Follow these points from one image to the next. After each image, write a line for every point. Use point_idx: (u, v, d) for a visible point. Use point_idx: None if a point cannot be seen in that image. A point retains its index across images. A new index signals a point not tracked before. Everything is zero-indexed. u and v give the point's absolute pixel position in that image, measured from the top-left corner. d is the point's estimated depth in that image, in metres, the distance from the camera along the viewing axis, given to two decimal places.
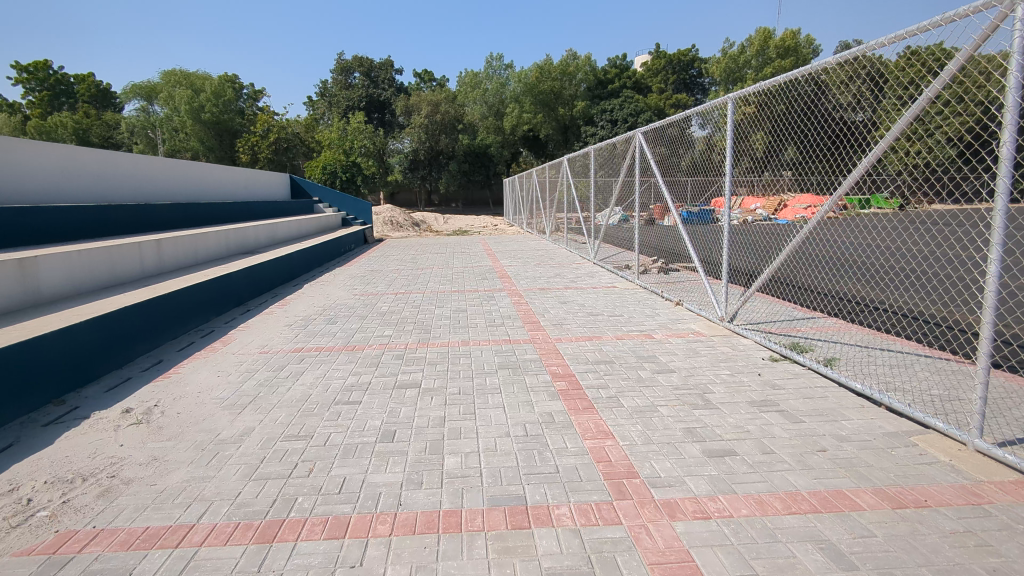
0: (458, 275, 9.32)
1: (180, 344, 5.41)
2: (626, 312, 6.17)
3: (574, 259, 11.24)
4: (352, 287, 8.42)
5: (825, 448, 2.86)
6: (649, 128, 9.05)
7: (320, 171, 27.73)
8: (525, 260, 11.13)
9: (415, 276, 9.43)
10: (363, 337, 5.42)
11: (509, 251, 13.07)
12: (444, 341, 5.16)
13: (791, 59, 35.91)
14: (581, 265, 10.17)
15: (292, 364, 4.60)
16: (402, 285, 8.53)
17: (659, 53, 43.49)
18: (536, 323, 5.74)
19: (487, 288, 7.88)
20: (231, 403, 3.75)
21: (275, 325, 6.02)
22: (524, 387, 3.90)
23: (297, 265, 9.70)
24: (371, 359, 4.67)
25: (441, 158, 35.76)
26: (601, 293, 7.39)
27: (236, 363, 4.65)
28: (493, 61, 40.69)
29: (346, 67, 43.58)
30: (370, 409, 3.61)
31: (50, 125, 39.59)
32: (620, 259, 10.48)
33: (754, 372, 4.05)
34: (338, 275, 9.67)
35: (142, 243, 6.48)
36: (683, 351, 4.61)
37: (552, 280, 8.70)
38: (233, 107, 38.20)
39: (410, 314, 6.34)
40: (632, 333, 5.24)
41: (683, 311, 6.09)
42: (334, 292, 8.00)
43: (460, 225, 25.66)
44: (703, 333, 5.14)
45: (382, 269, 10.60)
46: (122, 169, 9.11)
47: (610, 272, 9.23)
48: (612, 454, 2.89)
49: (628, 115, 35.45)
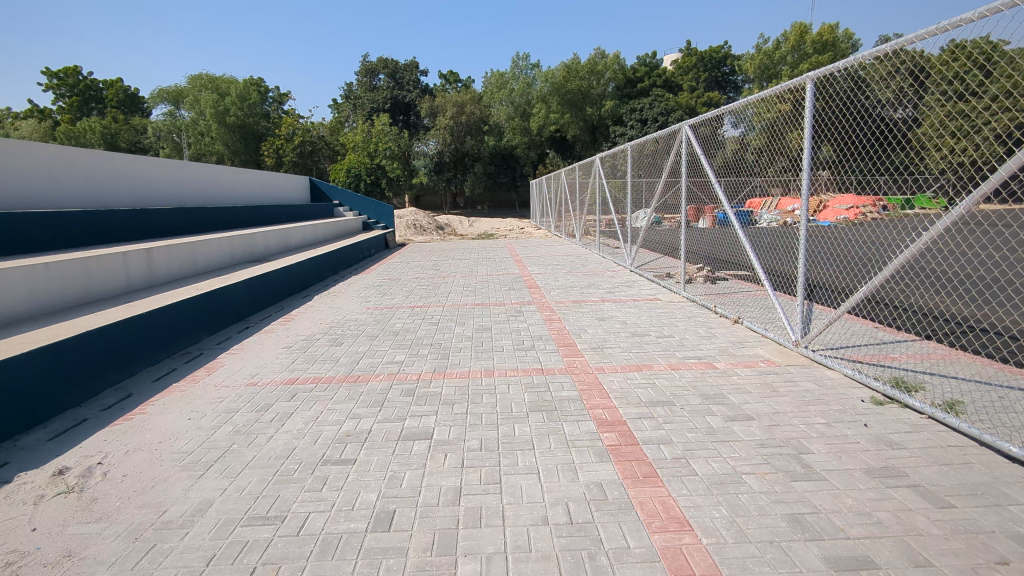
0: (482, 285, 8.53)
1: (158, 372, 4.68)
2: (677, 332, 5.29)
3: (608, 266, 10.37)
4: (366, 300, 7.67)
5: (1007, 561, 1.97)
6: (690, 122, 8.09)
7: (344, 174, 27.23)
8: (556, 268, 10.30)
9: (435, 286, 8.66)
10: (369, 364, 4.63)
11: (537, 257, 12.24)
12: (463, 371, 4.34)
13: (830, 54, 34.52)
14: (616, 273, 9.30)
15: (281, 402, 3.83)
16: (421, 296, 7.76)
17: (689, 51, 42.31)
18: (573, 347, 4.89)
19: (515, 301, 7.06)
20: (193, 462, 2.98)
21: (273, 347, 5.27)
22: (563, 442, 3.05)
23: (309, 273, 8.99)
24: (375, 395, 3.87)
25: (466, 160, 35.15)
26: (643, 307, 6.52)
27: (215, 401, 3.90)
28: (520, 60, 39.97)
29: (372, 69, 43.25)
30: (366, 474, 2.80)
31: (80, 131, 39.96)
32: (659, 267, 9.54)
33: (860, 421, 3.14)
34: (353, 285, 8.95)
35: (127, 254, 5.80)
36: (758, 389, 3.72)
37: (585, 291, 7.85)
38: (257, 110, 37.98)
39: (427, 334, 5.55)
40: (688, 363, 4.36)
41: (744, 331, 5.18)
42: (345, 305, 7.24)
43: (485, 228, 24.92)
44: (777, 363, 4.24)
45: (401, 277, 9.85)
46: (118, 172, 8.50)
47: (652, 282, 8.29)
48: (695, 563, 2.03)
49: (658, 115, 34.41)
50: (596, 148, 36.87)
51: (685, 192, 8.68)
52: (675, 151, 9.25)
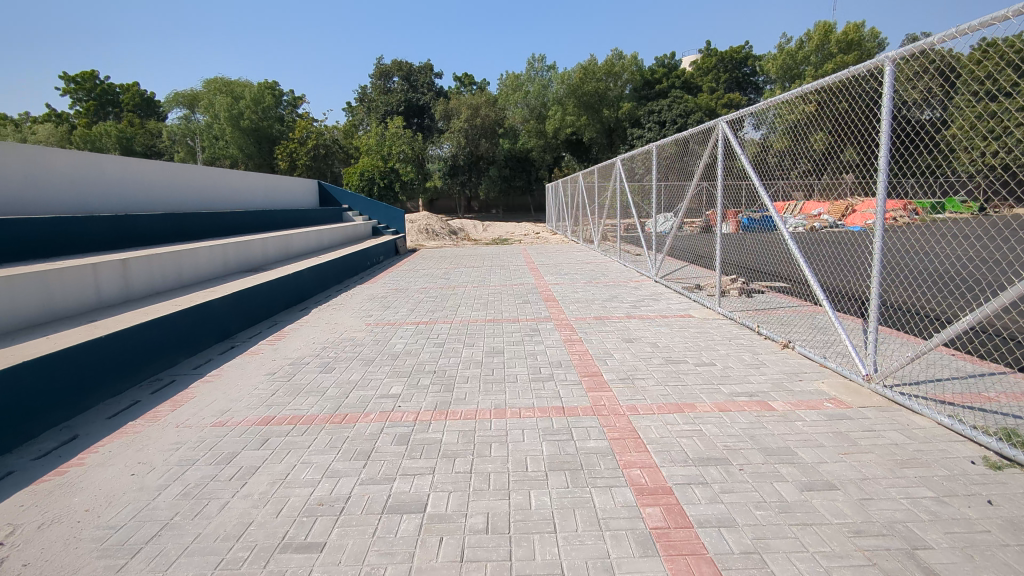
0: (495, 297, 7.86)
1: (119, 404, 4.05)
2: (718, 360, 4.57)
3: (630, 276, 9.67)
4: (367, 314, 7.02)
5: None
6: (721, 121, 7.32)
7: (358, 178, 26.76)
8: (574, 277, 9.62)
9: (443, 298, 8.00)
10: (360, 398, 3.96)
11: (554, 265, 11.55)
12: (468, 410, 3.65)
13: (854, 54, 33.57)
14: (640, 284, 8.59)
15: (247, 451, 3.16)
16: (427, 311, 7.09)
17: (708, 51, 41.46)
18: (600, 378, 4.19)
19: (531, 318, 6.38)
20: (119, 545, 2.33)
21: (255, 374, 4.63)
22: (594, 522, 2.35)
23: (309, 283, 8.38)
24: (361, 444, 3.19)
25: (481, 163, 34.62)
26: (674, 326, 5.80)
27: (171, 447, 3.25)
28: (536, 61, 39.38)
29: (387, 72, 42.85)
30: (334, 570, 2.12)
31: (96, 135, 40.01)
32: (687, 279, 8.80)
33: (982, 497, 2.41)
34: (356, 296, 8.32)
35: (97, 266, 5.20)
36: (833, 442, 3.00)
37: (608, 305, 7.14)
38: (271, 113, 37.69)
39: (430, 358, 4.87)
40: (737, 402, 3.64)
41: (797, 360, 4.44)
42: (343, 321, 6.59)
43: (500, 233, 24.29)
44: (847, 404, 3.50)
45: (409, 287, 9.21)
46: (107, 175, 7.96)
47: (682, 295, 7.58)
48: None
49: (677, 117, 33.84)
50: (613, 150, 36.13)
51: (722, 197, 7.66)
52: (710, 151, 8.35)
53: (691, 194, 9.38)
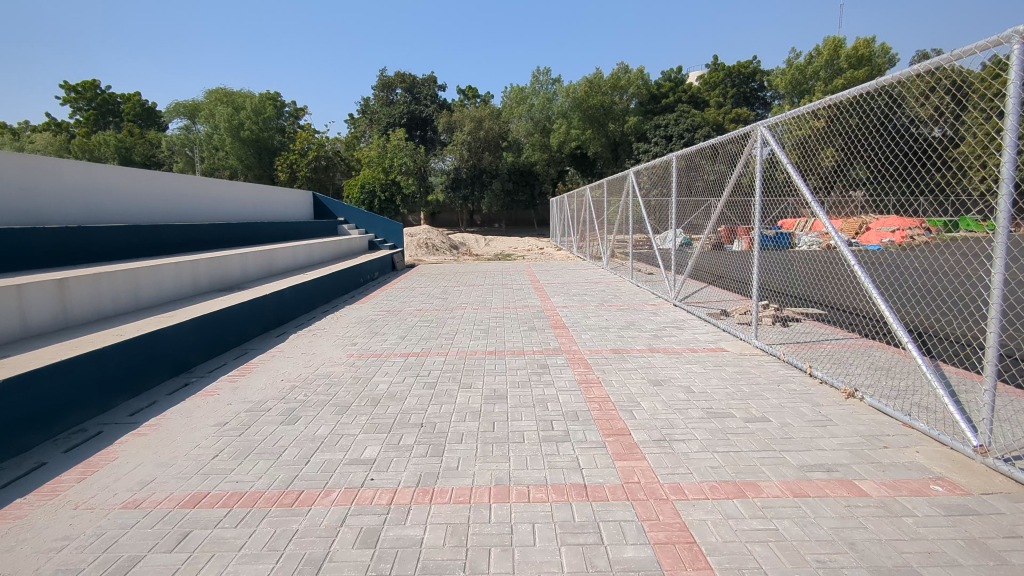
0: (497, 323, 7.02)
1: (19, 467, 3.19)
2: (772, 415, 3.70)
3: (645, 298, 8.84)
4: (350, 342, 6.18)
5: None
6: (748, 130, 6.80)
7: (358, 191, 26.10)
8: (584, 299, 8.78)
9: (439, 323, 7.14)
10: (324, 466, 3.10)
11: (561, 284, 10.71)
12: (460, 489, 2.79)
13: (865, 70, 32.89)
14: (658, 309, 7.74)
15: (155, 556, 2.30)
16: (420, 339, 6.23)
17: (716, 65, 40.81)
18: (629, 441, 3.35)
19: (539, 350, 5.53)
20: None
21: (201, 424, 3.77)
22: None
23: (289, 304, 7.54)
24: (313, 548, 2.33)
25: (484, 177, 33.94)
26: (708, 365, 4.93)
27: (55, 545, 2.38)
28: (540, 74, 38.82)
29: (389, 83, 42.32)
30: None
31: (94, 145, 39.46)
32: (710, 303, 7.98)
33: None
34: (342, 320, 7.49)
35: (23, 287, 4.35)
36: (972, 559, 2.13)
37: (626, 334, 6.28)
38: (272, 124, 37.08)
39: (418, 406, 4.02)
40: (815, 483, 2.77)
41: (872, 417, 3.58)
42: (322, 352, 5.74)
43: (502, 248, 23.46)
44: (963, 490, 2.64)
45: (402, 309, 8.36)
46: (67, 184, 7.15)
47: (707, 322, 6.76)
48: None
49: (684, 132, 32.73)
50: (619, 165, 35.40)
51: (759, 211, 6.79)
52: (745, 166, 7.69)
53: (720, 210, 8.57)
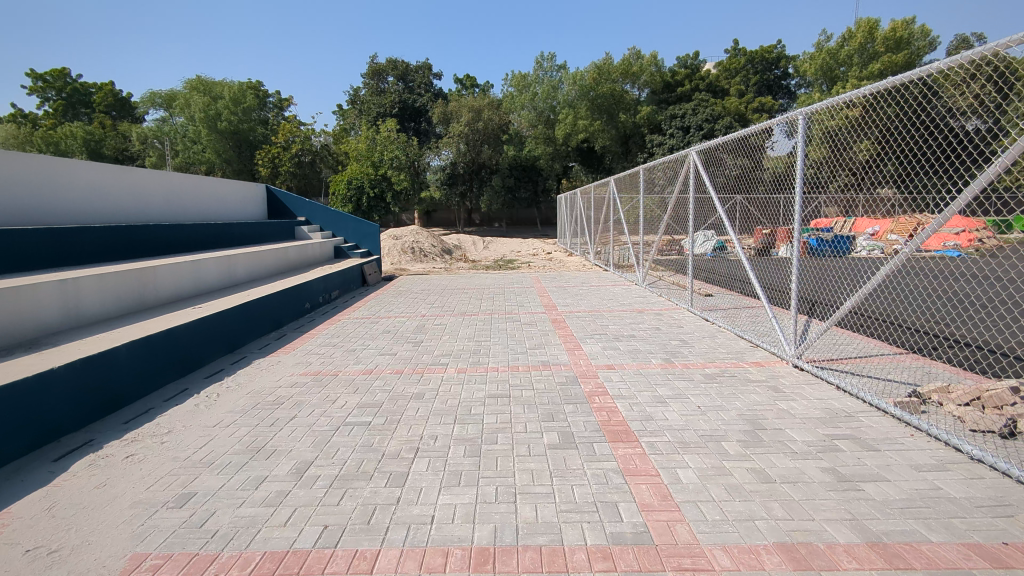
0: (497, 422, 3.67)
1: None
2: None
3: (735, 348, 5.54)
4: (180, 494, 2.84)
5: None
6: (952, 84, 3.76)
7: (344, 187, 22.76)
8: (638, 352, 5.45)
9: (389, 419, 3.80)
10: None
11: (589, 315, 7.39)
12: None
13: (903, 54, 29.33)
14: (782, 384, 4.38)
15: None
16: (331, 484, 2.89)
17: (734, 50, 37.43)
18: None
19: (604, 562, 2.21)
20: None
21: None
22: None
23: (124, 373, 4.22)
24: None
25: (484, 172, 30.64)
26: None
27: None
28: (544, 60, 35.45)
29: (380, 71, 38.92)
30: None
31: (59, 137, 35.78)
32: (859, 367, 4.68)
33: None
34: (219, 407, 4.16)
35: None
36: None
37: (776, 475, 2.92)
38: (253, 115, 33.60)
39: None
40: None
41: None
42: (85, 542, 2.42)
43: (503, 253, 20.16)
44: None
45: (339, 372, 5.02)
46: None
47: (912, 429, 3.44)
48: None
49: (703, 122, 29.27)
50: (630, 160, 32.12)
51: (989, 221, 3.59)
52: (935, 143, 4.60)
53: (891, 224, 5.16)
